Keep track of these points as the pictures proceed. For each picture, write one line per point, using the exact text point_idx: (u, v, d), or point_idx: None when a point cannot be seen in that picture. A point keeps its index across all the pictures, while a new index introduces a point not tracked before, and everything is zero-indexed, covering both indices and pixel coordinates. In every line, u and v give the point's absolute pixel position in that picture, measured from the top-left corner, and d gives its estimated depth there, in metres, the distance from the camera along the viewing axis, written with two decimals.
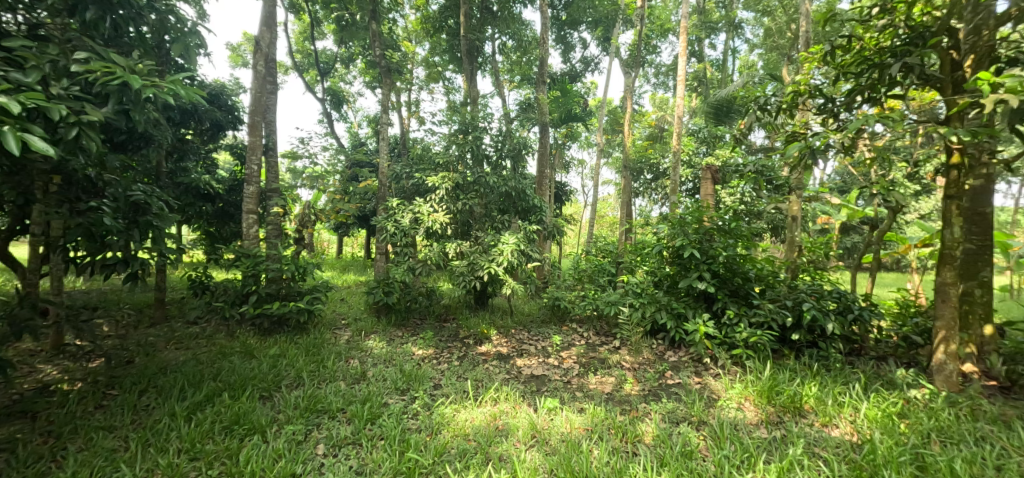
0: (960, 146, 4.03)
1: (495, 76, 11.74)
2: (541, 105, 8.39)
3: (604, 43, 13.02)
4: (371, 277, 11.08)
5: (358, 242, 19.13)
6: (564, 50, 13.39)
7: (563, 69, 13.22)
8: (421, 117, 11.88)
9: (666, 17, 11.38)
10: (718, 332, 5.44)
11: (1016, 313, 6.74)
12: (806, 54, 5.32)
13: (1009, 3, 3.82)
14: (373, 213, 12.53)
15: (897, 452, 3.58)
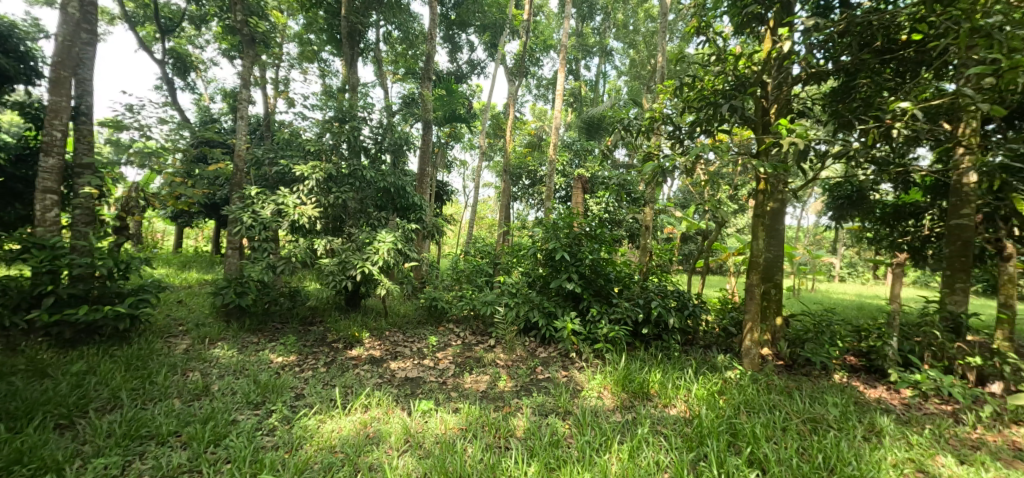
0: (766, 176, 5.08)
1: (376, 65, 11.09)
2: (425, 101, 8.21)
3: (490, 49, 13.25)
4: (219, 275, 9.59)
5: (203, 235, 16.49)
6: (450, 50, 13.24)
7: (448, 69, 13.09)
8: (290, 99, 10.63)
9: (548, 33, 12.01)
10: (583, 329, 5.96)
11: (796, 308, 8.66)
12: (663, 86, 6.13)
13: (800, 69, 4.94)
14: (224, 201, 10.87)
15: (717, 423, 4.33)
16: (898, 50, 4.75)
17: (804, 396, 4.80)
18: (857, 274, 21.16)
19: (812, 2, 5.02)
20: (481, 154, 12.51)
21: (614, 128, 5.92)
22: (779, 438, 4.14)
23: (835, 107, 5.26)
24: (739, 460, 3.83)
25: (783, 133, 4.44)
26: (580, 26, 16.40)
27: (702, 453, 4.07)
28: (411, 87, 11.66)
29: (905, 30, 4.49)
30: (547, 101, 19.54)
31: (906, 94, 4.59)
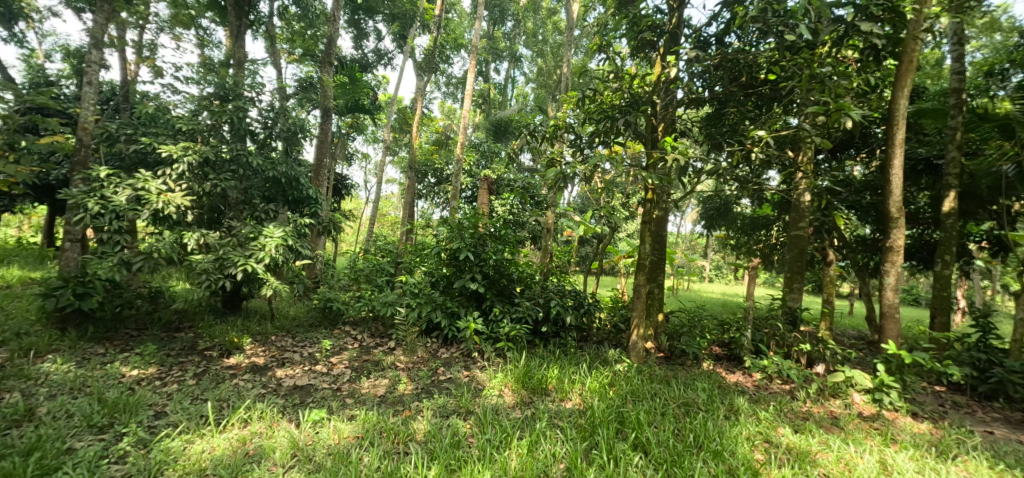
0: (654, 187, 5.64)
1: (270, 42, 9.96)
2: (325, 87, 7.72)
3: (399, 40, 12.63)
4: (54, 272, 7.92)
5: (31, 223, 13.53)
6: (356, 36, 12.41)
7: (353, 56, 12.26)
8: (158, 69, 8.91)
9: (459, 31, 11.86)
10: (486, 328, 6.03)
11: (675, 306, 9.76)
12: (567, 96, 6.45)
13: (683, 94, 5.58)
14: (63, 184, 8.69)
15: (607, 413, 4.68)
16: (760, 87, 5.48)
17: (679, 383, 5.40)
18: (721, 275, 24.44)
19: (694, 37, 5.69)
20: (385, 148, 11.81)
21: (521, 133, 6.09)
22: (658, 422, 4.60)
23: (709, 130, 6.05)
24: (626, 445, 4.16)
25: (669, 149, 4.95)
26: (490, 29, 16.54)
27: (594, 441, 4.35)
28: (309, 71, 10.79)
29: (763, 71, 5.28)
30: (456, 100, 19.41)
31: (763, 124, 5.42)
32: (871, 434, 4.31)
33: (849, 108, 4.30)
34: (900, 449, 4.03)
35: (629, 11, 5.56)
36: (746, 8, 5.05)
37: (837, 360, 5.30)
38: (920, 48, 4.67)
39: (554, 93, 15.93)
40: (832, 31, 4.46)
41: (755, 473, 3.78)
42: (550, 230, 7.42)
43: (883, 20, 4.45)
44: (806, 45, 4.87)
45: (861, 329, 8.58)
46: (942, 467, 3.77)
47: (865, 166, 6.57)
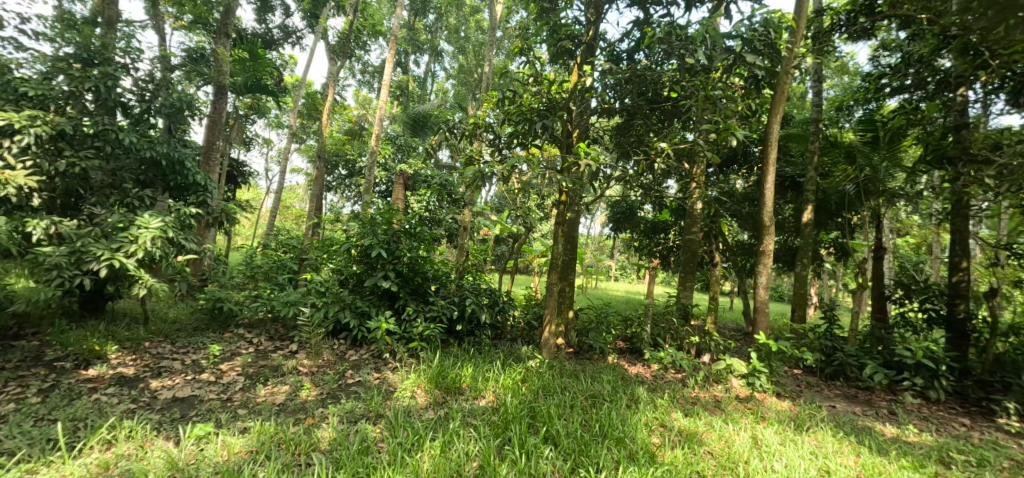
0: (568, 190, 5.90)
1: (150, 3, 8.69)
2: (220, 62, 6.96)
3: (311, 20, 11.53)
4: None
5: None
6: (259, 8, 11.09)
7: (255, 30, 11.02)
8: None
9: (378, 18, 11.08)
10: (398, 328, 5.83)
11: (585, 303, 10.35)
12: (487, 96, 6.50)
13: (594, 104, 5.98)
14: None
15: (520, 408, 4.78)
16: (662, 103, 6.00)
17: (586, 376, 5.70)
18: (625, 274, 26.32)
19: (608, 50, 6.08)
20: (291, 134, 10.86)
21: (440, 129, 6.01)
22: (567, 415, 4.80)
23: (618, 139, 6.48)
24: (537, 439, 4.28)
25: (582, 155, 5.21)
26: (410, 20, 15.27)
27: (507, 437, 4.41)
28: (200, 42, 9.63)
29: (666, 89, 5.79)
30: (372, 90, 18.44)
31: (664, 137, 5.95)
32: (746, 414, 4.93)
33: (735, 128, 4.88)
34: (768, 426, 4.67)
35: (550, 18, 5.79)
36: (653, 30, 5.51)
37: (720, 350, 5.97)
38: (790, 84, 5.47)
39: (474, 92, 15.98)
40: (724, 58, 5.04)
41: (652, 455, 4.11)
42: (465, 229, 7.71)
43: (762, 54, 5.14)
44: (703, 68, 5.43)
45: (739, 323, 9.79)
46: (799, 438, 4.43)
47: (746, 180, 7.49)
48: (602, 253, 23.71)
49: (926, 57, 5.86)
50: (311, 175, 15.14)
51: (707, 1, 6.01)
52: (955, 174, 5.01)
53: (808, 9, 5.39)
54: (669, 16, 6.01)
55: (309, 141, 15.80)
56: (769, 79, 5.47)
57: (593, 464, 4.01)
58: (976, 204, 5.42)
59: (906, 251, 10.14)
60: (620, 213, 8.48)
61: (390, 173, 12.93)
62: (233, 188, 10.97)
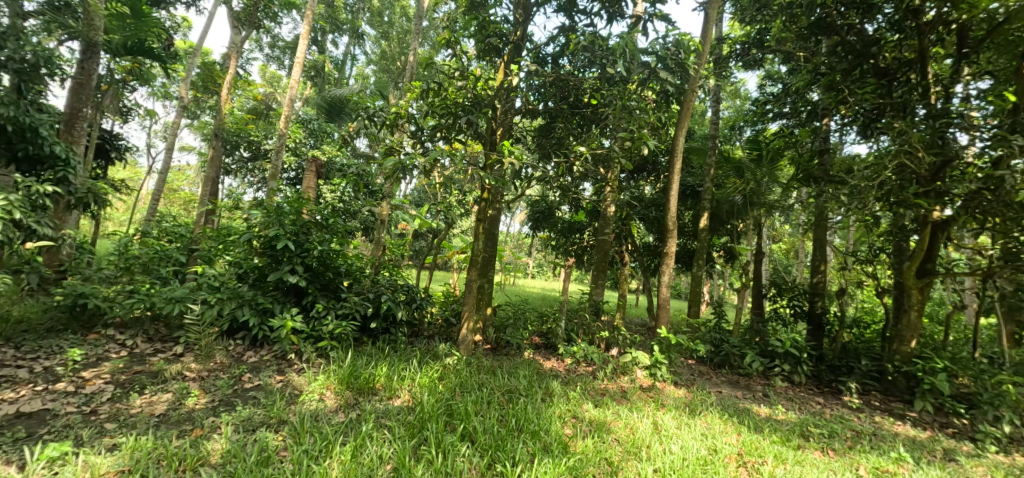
0: (490, 188, 5.93)
1: None
2: (93, 19, 6.12)
3: None
4: None
5: None
6: None
7: None
8: None
9: None
10: (306, 326, 5.41)
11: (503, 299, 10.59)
12: (411, 87, 6.29)
13: (520, 104, 6.05)
14: None
15: (437, 407, 4.65)
16: (582, 108, 6.25)
17: (503, 372, 5.77)
18: (541, 272, 27.04)
19: (534, 52, 6.19)
20: (181, 107, 9.61)
21: (358, 115, 5.70)
22: (484, 411, 4.79)
23: (540, 141, 6.65)
24: (454, 437, 4.21)
25: (505, 153, 5.11)
26: None
27: (423, 437, 4.28)
28: None
29: (587, 96, 6.06)
30: (282, 67, 16.87)
31: (583, 142, 6.19)
32: (648, 402, 5.34)
33: (647, 138, 5.23)
34: (667, 412, 5.12)
35: (479, 13, 5.76)
36: (578, 37, 5.73)
37: (627, 343, 6.43)
38: (694, 103, 6.04)
39: (395, 81, 15.36)
40: (640, 72, 5.40)
41: (565, 446, 4.26)
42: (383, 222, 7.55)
43: (673, 72, 5.59)
44: (621, 79, 5.75)
45: (643, 318, 10.61)
46: (692, 422, 4.91)
47: (653, 186, 8.14)
48: (520, 252, 24.11)
49: (799, 89, 6.87)
50: (204, 155, 13.58)
51: (628, 16, 6.41)
52: (818, 191, 5.88)
53: (712, 36, 5.94)
54: (592, 26, 6.29)
55: (204, 117, 14.17)
56: (677, 95, 5.97)
57: (509, 458, 4.04)
58: (831, 217, 6.43)
59: (777, 255, 11.73)
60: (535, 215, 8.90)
61: (302, 159, 12.03)
62: (103, 165, 9.40)
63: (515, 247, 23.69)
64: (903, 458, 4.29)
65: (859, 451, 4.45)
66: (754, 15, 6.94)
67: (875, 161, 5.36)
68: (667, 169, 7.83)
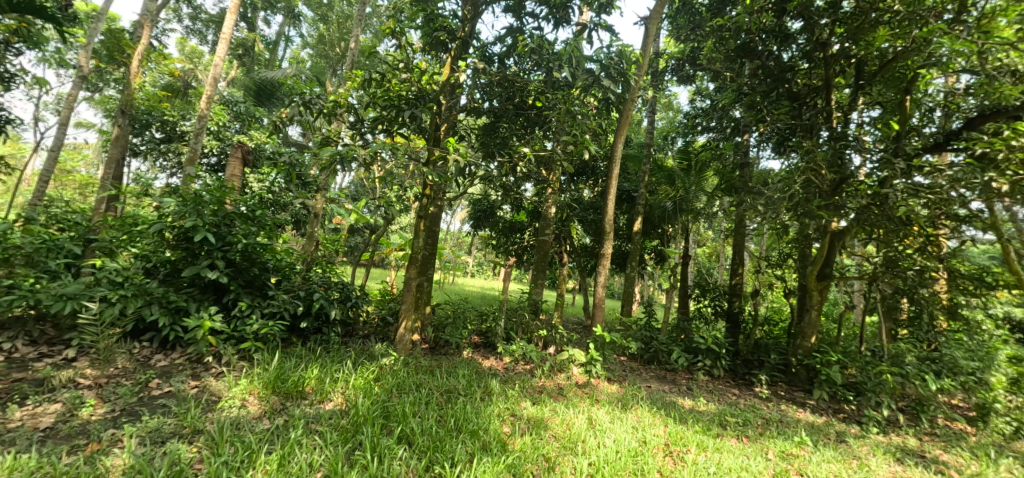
0: (432, 185, 5.82)
1: None
2: None
3: None
4: None
5: None
6: None
7: None
8: None
9: None
10: (226, 326, 4.96)
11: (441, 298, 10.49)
12: (351, 75, 6.01)
13: (464, 102, 6.00)
14: None
15: (373, 410, 4.43)
16: (527, 110, 6.34)
17: (442, 372, 5.67)
18: (481, 270, 26.97)
19: (481, 51, 6.19)
20: (81, 79, 8.27)
21: (291, 101, 5.34)
22: (422, 412, 4.65)
23: (483, 139, 6.64)
24: (391, 440, 4.05)
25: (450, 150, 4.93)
26: None
27: (358, 441, 4.06)
28: None
29: (532, 97, 6.15)
30: (205, 43, 15.37)
31: (527, 143, 6.26)
32: (584, 398, 5.51)
33: (589, 143, 5.41)
34: (601, 407, 5.32)
35: (426, 5, 5.63)
36: (526, 39, 5.79)
37: (563, 341, 6.61)
38: (632, 112, 6.34)
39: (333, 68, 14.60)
40: (585, 79, 5.62)
41: (504, 444, 4.24)
42: (316, 216, 7.23)
43: (615, 80, 5.83)
44: (566, 84, 5.88)
45: (578, 317, 10.97)
46: (624, 416, 5.15)
47: (591, 190, 8.46)
48: (460, 250, 23.91)
49: (724, 105, 7.46)
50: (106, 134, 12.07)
51: (574, 23, 6.63)
52: (739, 200, 6.42)
53: (651, 50, 6.26)
54: (539, 29, 6.41)
55: (105, 90, 12.60)
56: (617, 104, 6.24)
57: (448, 459, 3.96)
58: (748, 225, 7.05)
59: (701, 258, 12.64)
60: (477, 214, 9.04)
61: (226, 144, 11.00)
62: None
63: (455, 246, 23.47)
64: (804, 441, 4.81)
65: (768, 437, 4.92)
66: (689, 34, 7.73)
67: (786, 175, 5.95)
68: (605, 174, 8.28)
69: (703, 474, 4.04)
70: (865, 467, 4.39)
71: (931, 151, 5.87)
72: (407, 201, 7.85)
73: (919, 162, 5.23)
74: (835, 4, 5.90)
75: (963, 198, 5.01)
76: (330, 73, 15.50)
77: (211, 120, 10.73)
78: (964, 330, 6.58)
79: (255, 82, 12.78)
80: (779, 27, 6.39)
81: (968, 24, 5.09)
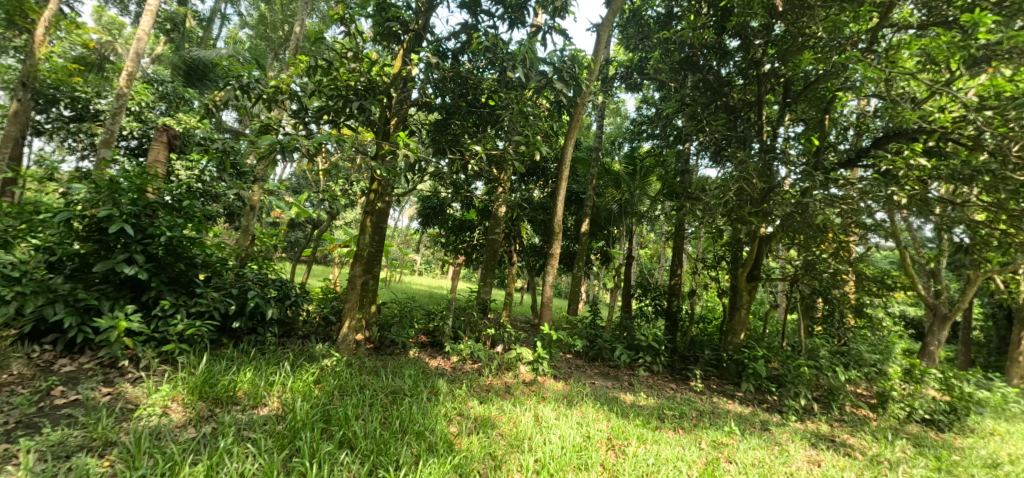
0: (381, 180, 5.64)
1: None
2: None
3: None
4: None
5: None
6: None
7: None
8: None
9: None
10: (145, 328, 4.50)
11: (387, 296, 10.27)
12: (294, 61, 5.66)
13: (415, 96, 5.86)
14: None
15: (312, 414, 4.18)
16: (479, 108, 6.34)
17: (387, 373, 5.50)
18: (429, 268, 26.46)
19: (434, 45, 6.13)
20: None
21: (226, 84, 4.94)
22: (366, 414, 4.45)
23: (434, 135, 6.55)
24: (332, 445, 3.84)
25: (400, 144, 4.76)
26: None
27: (295, 448, 3.82)
28: None
29: (485, 96, 6.14)
30: (126, 14, 13.90)
31: (479, 140, 6.22)
32: (530, 396, 5.56)
33: (540, 144, 5.48)
34: (547, 404, 5.40)
35: None
36: (480, 37, 5.76)
37: (511, 340, 6.66)
38: (583, 116, 6.50)
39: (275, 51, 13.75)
40: (538, 80, 5.68)
41: (450, 444, 4.16)
42: (253, 209, 6.79)
43: (567, 84, 5.94)
44: (518, 84, 5.91)
45: (527, 316, 11.08)
46: (569, 412, 5.26)
47: (541, 191, 8.63)
48: (407, 247, 23.34)
49: (667, 114, 7.85)
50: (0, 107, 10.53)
51: (528, 25, 6.70)
52: (679, 205, 6.78)
53: (601, 57, 6.44)
54: (494, 27, 6.40)
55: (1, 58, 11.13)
56: (569, 107, 6.38)
57: (393, 462, 3.81)
58: (686, 228, 7.46)
59: (643, 259, 13.19)
60: (426, 211, 8.92)
61: (150, 126, 10.04)
62: None
63: (402, 242, 23.04)
64: (732, 431, 5.16)
65: (701, 428, 5.24)
66: (637, 44, 8.05)
67: (722, 183, 6.37)
68: (555, 175, 8.50)
69: (643, 466, 4.21)
70: (784, 452, 4.79)
71: (845, 166, 6.53)
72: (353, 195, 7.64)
73: (835, 175, 5.78)
74: (768, 26, 6.40)
75: (870, 209, 5.60)
76: (270, 56, 14.52)
77: (131, 99, 9.80)
78: (868, 326, 7.36)
79: (184, 61, 11.85)
80: (719, 43, 7.02)
81: (879, 54, 5.82)
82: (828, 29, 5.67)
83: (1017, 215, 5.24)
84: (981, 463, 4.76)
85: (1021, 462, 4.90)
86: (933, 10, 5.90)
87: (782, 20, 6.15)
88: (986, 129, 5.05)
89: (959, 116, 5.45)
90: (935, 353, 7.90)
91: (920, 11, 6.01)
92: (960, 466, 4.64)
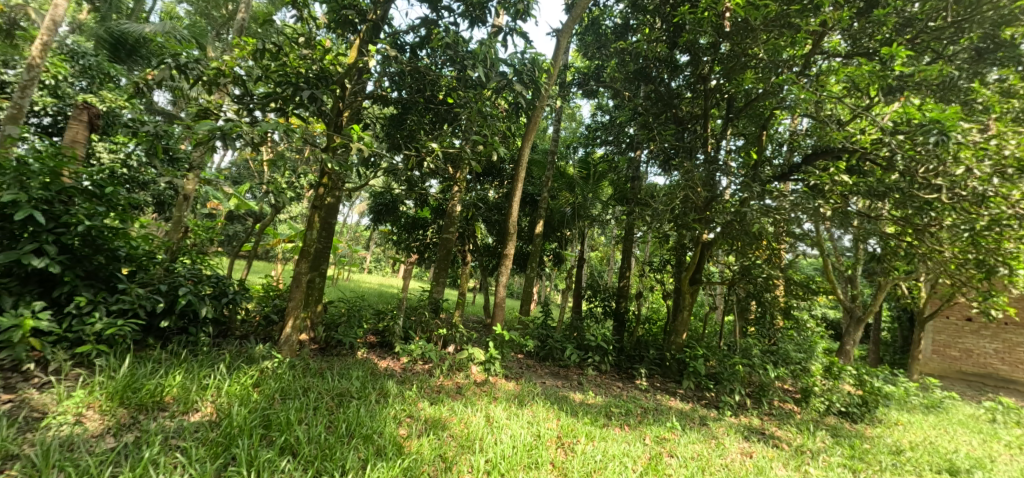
0: (331, 173, 5.38)
1: None
2: None
3: None
4: None
5: None
6: None
7: None
8: None
9: None
10: (56, 327, 4.04)
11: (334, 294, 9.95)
12: (239, 43, 5.27)
13: (370, 90, 5.70)
14: None
15: (250, 420, 3.91)
16: (437, 105, 6.27)
17: (333, 375, 5.26)
18: (379, 267, 25.87)
19: (392, 37, 6.07)
20: None
21: (160, 63, 4.45)
22: (310, 418, 4.23)
23: (390, 130, 6.42)
24: (272, 451, 3.61)
25: (353, 137, 4.55)
26: None
27: (230, 456, 3.55)
28: None
29: (443, 93, 6.11)
30: None
31: (434, 136, 6.08)
32: (482, 396, 5.53)
33: (498, 145, 5.48)
34: (498, 404, 5.40)
35: None
36: (440, 33, 5.69)
37: (463, 340, 6.63)
38: (540, 118, 6.57)
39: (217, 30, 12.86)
40: (498, 81, 5.66)
41: (400, 447, 4.04)
42: (186, 199, 6.28)
43: (526, 86, 5.99)
44: (477, 84, 5.84)
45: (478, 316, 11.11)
46: (520, 411, 5.29)
47: (496, 191, 8.69)
48: (357, 245, 22.69)
49: (620, 122, 8.17)
50: None
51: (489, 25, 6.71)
52: (629, 210, 7.11)
53: (560, 62, 6.54)
54: (455, 24, 6.39)
55: None
56: (527, 109, 6.43)
57: (338, 468, 3.63)
58: (635, 232, 7.78)
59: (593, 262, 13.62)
60: (376, 208, 8.71)
61: (67, 103, 9.13)
62: None
63: (352, 240, 22.45)
64: (674, 426, 5.42)
65: (645, 424, 5.47)
66: (595, 51, 8.31)
67: (669, 190, 6.69)
68: (511, 176, 8.60)
69: (591, 463, 4.30)
70: (721, 444, 5.10)
71: (778, 178, 7.27)
72: (301, 187, 7.32)
73: (770, 187, 6.23)
74: (715, 45, 6.81)
75: (799, 219, 6.07)
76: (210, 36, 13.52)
77: (46, 71, 8.75)
78: (794, 327, 7.98)
79: (109, 34, 10.80)
80: (670, 57, 7.46)
81: (812, 78, 6.27)
82: (769, 52, 6.07)
83: (920, 229, 5.82)
84: (888, 450, 5.32)
85: (919, 447, 5.52)
86: (857, 41, 6.51)
87: (728, 40, 6.50)
88: (898, 151, 5.63)
89: (876, 139, 6.07)
90: (850, 351, 8.87)
91: (846, 41, 6.59)
92: (870, 453, 5.16)
